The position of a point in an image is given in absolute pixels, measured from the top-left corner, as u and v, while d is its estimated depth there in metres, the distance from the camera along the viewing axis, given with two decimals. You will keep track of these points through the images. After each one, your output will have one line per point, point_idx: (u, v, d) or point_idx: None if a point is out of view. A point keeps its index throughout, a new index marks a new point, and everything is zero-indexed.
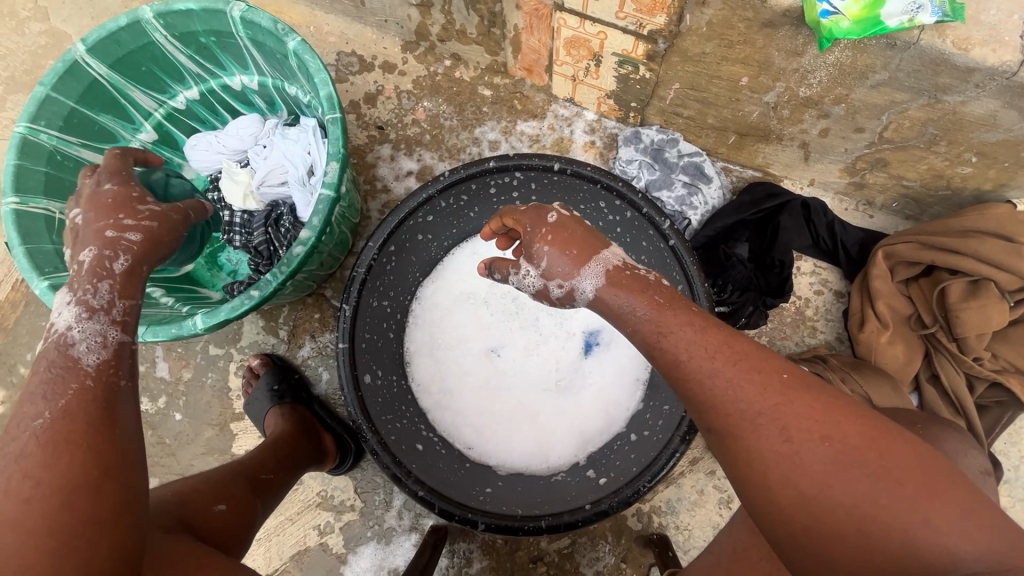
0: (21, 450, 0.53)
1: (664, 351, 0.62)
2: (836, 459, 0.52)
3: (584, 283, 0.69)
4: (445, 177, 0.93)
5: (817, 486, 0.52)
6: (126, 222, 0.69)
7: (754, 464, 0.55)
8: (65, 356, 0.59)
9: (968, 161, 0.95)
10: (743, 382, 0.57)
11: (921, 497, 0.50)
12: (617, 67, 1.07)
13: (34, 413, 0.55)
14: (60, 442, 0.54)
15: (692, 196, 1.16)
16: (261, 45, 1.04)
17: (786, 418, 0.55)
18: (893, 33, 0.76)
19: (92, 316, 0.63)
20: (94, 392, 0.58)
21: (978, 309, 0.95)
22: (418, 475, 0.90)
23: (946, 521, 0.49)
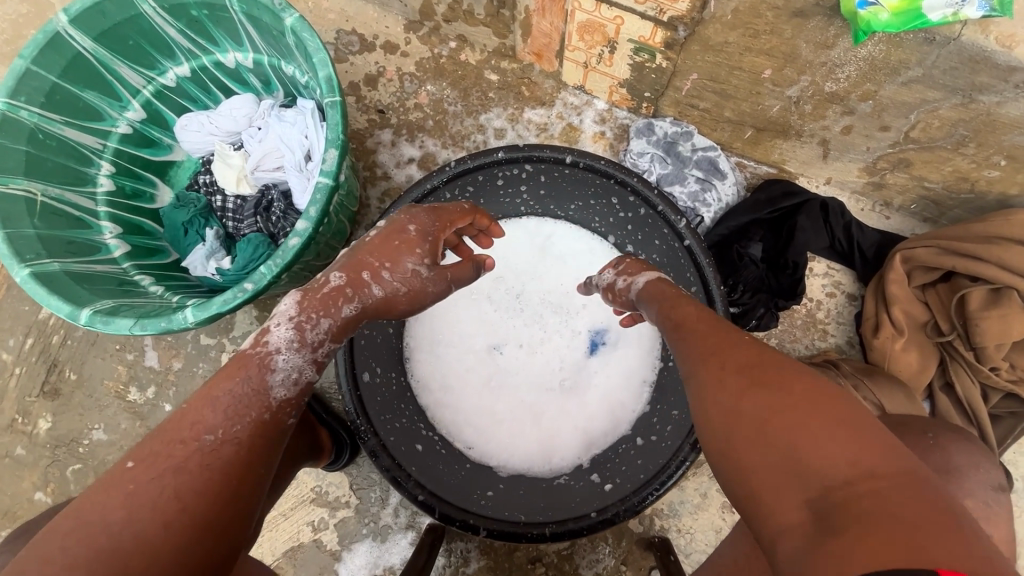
0: (183, 464, 0.52)
1: (667, 318, 0.70)
2: (751, 384, 0.55)
3: (639, 279, 0.80)
4: (452, 167, 0.89)
5: (736, 401, 0.55)
6: (386, 276, 0.73)
7: (697, 389, 0.59)
8: (262, 365, 0.62)
9: (996, 165, 0.91)
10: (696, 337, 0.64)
11: (817, 423, 0.50)
12: (632, 54, 1.02)
13: (208, 425, 0.55)
14: (218, 475, 0.53)
15: (705, 192, 1.12)
16: (256, 20, 0.98)
17: (719, 357, 0.59)
18: (933, 28, 0.71)
19: (301, 351, 0.65)
20: (265, 428, 0.58)
21: (998, 318, 0.92)
22: (418, 478, 0.86)
23: (835, 437, 0.49)
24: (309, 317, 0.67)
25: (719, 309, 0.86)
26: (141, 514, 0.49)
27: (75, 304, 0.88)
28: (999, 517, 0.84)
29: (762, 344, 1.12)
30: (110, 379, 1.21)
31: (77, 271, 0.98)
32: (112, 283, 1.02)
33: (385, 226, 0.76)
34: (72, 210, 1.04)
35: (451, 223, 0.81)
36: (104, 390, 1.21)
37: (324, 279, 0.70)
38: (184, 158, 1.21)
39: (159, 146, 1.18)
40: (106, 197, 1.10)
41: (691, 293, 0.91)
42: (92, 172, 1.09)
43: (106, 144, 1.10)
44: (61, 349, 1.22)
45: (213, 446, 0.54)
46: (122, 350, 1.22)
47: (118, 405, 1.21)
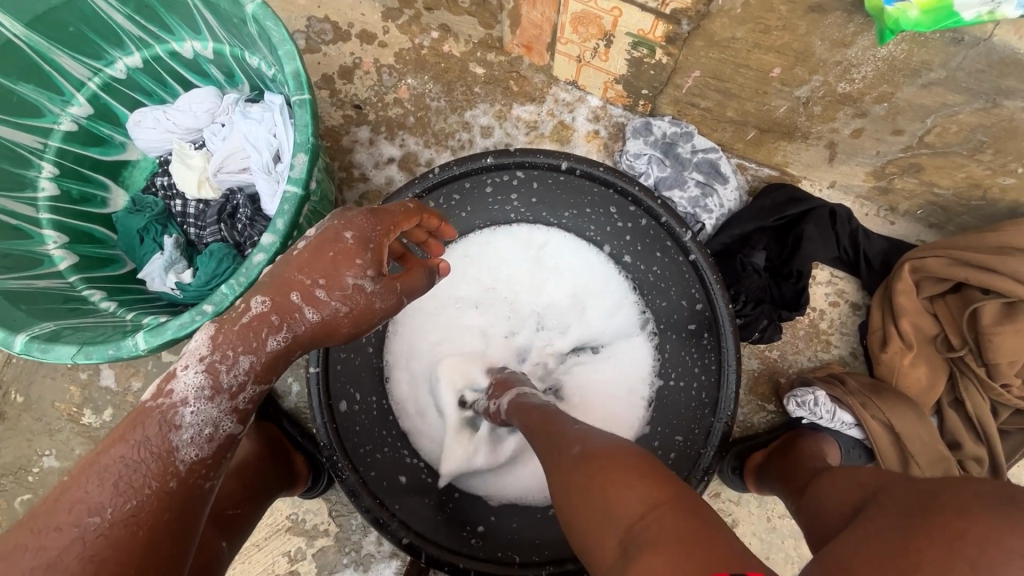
0: (59, 558, 0.43)
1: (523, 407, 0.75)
2: (565, 459, 0.58)
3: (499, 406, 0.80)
4: (435, 174, 0.81)
5: (558, 474, 0.58)
6: (319, 295, 0.59)
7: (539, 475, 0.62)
8: (161, 421, 0.51)
9: (1012, 172, 0.87)
10: (530, 424, 0.69)
11: (606, 470, 0.52)
12: (630, 49, 0.95)
13: (92, 505, 0.45)
14: (104, 566, 0.44)
15: (706, 197, 1.05)
16: (213, 6, 0.87)
17: (544, 440, 0.64)
18: (964, 28, 0.65)
19: (214, 400, 0.53)
20: (171, 499, 0.49)
21: (1013, 332, 0.88)
22: (404, 517, 0.79)
23: (620, 478, 0.51)
24: (224, 357, 0.55)
25: (728, 328, 0.80)
26: None
27: (9, 328, 0.78)
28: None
29: (764, 357, 1.07)
30: (62, 401, 1.11)
31: (14, 287, 0.87)
32: (56, 301, 0.91)
33: (317, 233, 0.61)
34: (9, 217, 0.93)
35: (396, 226, 0.65)
36: (55, 413, 1.11)
37: (243, 304, 0.58)
38: (139, 157, 1.10)
39: (110, 144, 1.07)
40: (48, 202, 0.99)
41: (696, 310, 0.85)
42: (32, 174, 0.97)
43: (47, 143, 0.99)
44: (5, 367, 1.11)
45: (98, 533, 0.45)
46: (75, 369, 1.12)
47: (70, 429, 1.10)
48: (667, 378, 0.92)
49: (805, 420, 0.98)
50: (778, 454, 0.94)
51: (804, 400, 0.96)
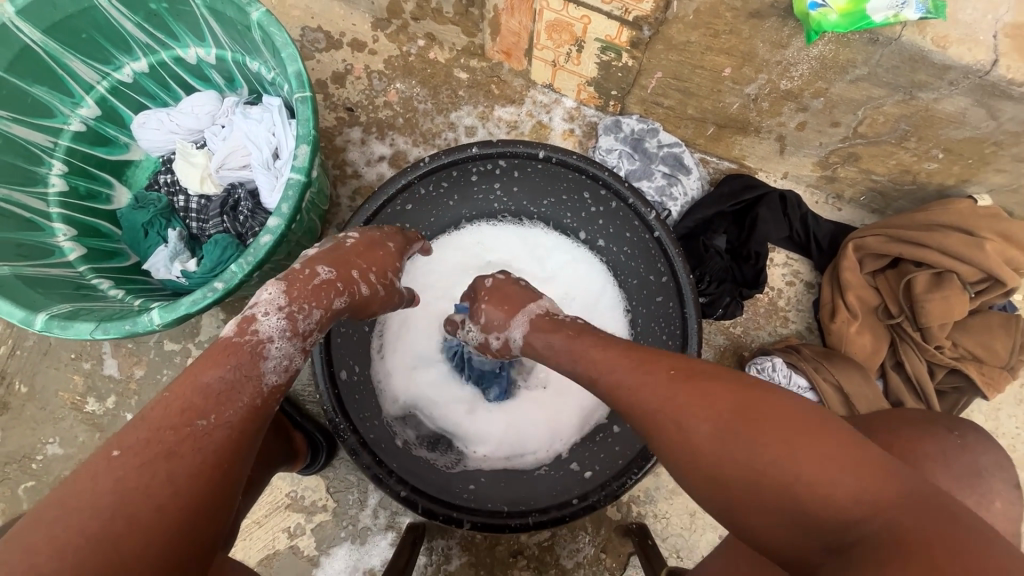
0: (175, 449, 0.54)
1: (580, 368, 0.69)
2: (727, 436, 0.54)
3: (515, 334, 0.79)
4: (426, 163, 0.89)
5: (711, 461, 0.54)
6: (374, 279, 0.79)
7: (665, 454, 0.58)
8: (253, 353, 0.64)
9: (935, 157, 0.98)
10: (637, 382, 0.62)
11: (798, 463, 0.50)
12: (599, 53, 1.05)
13: (200, 411, 0.57)
14: (214, 459, 0.56)
15: (672, 186, 1.16)
16: (220, 14, 0.96)
17: (671, 402, 0.58)
18: (877, 29, 0.77)
19: (293, 340, 0.68)
20: (256, 413, 0.61)
21: (941, 299, 0.99)
22: (401, 473, 0.85)
23: (817, 469, 0.50)
24: (302, 308, 0.70)
25: (690, 298, 0.89)
26: (133, 498, 0.51)
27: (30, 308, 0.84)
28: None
29: (728, 332, 1.17)
30: (65, 390, 1.15)
31: (29, 274, 0.93)
32: (68, 287, 0.97)
33: (365, 236, 0.82)
34: (22, 210, 0.99)
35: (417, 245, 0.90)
36: (59, 402, 1.15)
37: (312, 271, 0.73)
38: (142, 157, 1.16)
39: (115, 145, 1.13)
40: (58, 197, 1.05)
41: (663, 283, 0.93)
42: (43, 171, 1.03)
43: (57, 142, 1.05)
44: (9, 359, 1.16)
45: (207, 433, 0.56)
46: (78, 359, 1.16)
47: (74, 417, 1.15)
48: None
49: None
50: None
51: (763, 366, 1.07)
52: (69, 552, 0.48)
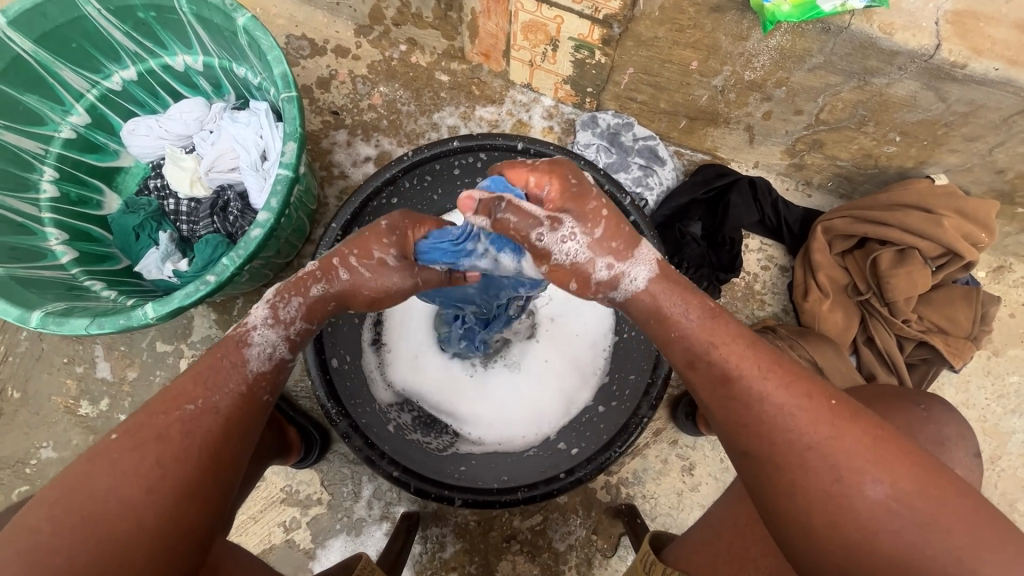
0: (163, 431, 0.58)
1: (712, 364, 0.62)
2: (901, 505, 0.55)
3: (637, 270, 0.63)
4: (410, 157, 0.93)
5: (868, 527, 0.55)
6: (352, 261, 0.67)
7: (807, 503, 0.57)
8: (237, 343, 0.63)
9: (892, 141, 1.04)
10: (795, 410, 0.59)
11: (962, 548, 0.54)
12: (573, 52, 1.10)
13: (189, 396, 0.59)
14: (198, 441, 0.58)
15: (648, 177, 1.21)
16: (207, 22, 0.99)
17: (845, 450, 0.57)
18: (828, 18, 0.82)
19: (273, 327, 0.65)
20: (243, 401, 0.62)
21: (905, 274, 1.04)
22: (393, 455, 0.88)
23: (978, 558, 0.53)
24: (281, 295, 0.66)
25: None
26: (124, 478, 0.55)
27: (25, 307, 0.86)
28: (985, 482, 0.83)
29: None
30: (58, 395, 1.17)
31: (23, 275, 0.95)
32: (61, 289, 1.00)
33: None
34: (15, 216, 1.01)
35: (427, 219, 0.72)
36: (52, 406, 1.17)
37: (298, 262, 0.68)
38: (132, 163, 1.19)
39: (105, 152, 1.16)
40: (50, 203, 1.07)
41: None
42: (34, 178, 1.06)
43: (49, 149, 1.08)
44: (2, 366, 1.17)
45: (193, 417, 0.58)
46: (71, 364, 1.18)
47: (68, 421, 1.16)
48: (621, 332, 1.02)
49: None
50: None
51: None
52: (61, 532, 0.53)
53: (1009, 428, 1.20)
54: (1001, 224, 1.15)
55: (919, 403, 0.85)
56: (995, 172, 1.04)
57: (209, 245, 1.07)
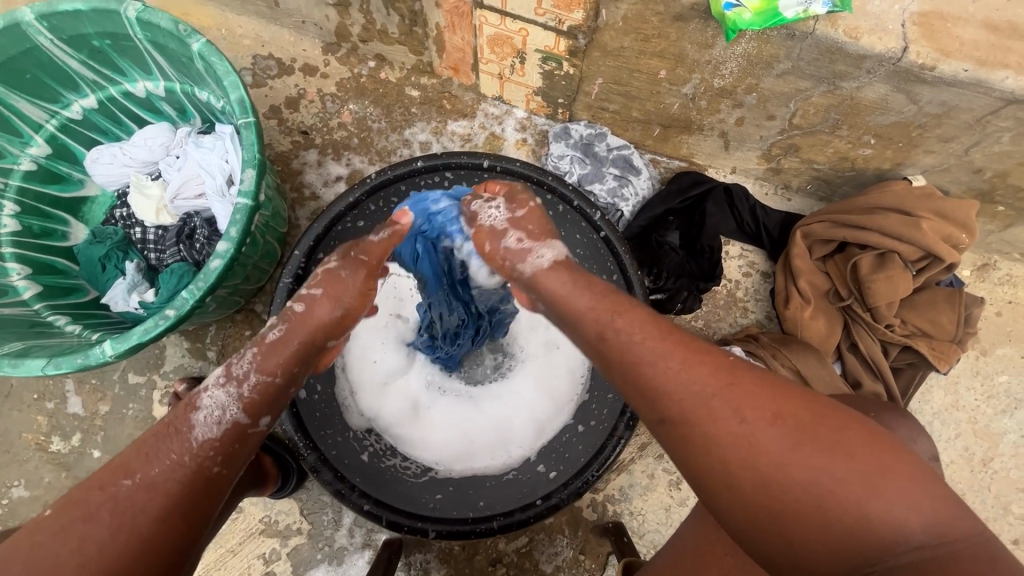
0: (93, 509, 0.55)
1: (613, 340, 0.61)
2: (802, 437, 0.53)
3: (542, 250, 0.70)
4: (372, 179, 0.92)
5: (779, 469, 0.52)
6: (304, 291, 0.69)
7: (716, 453, 0.54)
8: (185, 410, 0.62)
9: (868, 143, 1.02)
10: (695, 365, 0.57)
11: (869, 475, 0.51)
12: (541, 64, 1.08)
13: (128, 468, 0.58)
14: (126, 521, 0.55)
15: (623, 188, 1.19)
16: (163, 48, 0.98)
17: (744, 396, 0.55)
18: (791, 24, 0.80)
19: (224, 385, 0.62)
20: (186, 474, 0.59)
21: (885, 279, 1.02)
22: (364, 488, 0.87)
23: (886, 487, 0.51)
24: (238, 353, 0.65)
25: (637, 292, 0.90)
26: (45, 563, 0.53)
27: None
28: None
29: (690, 326, 1.19)
30: (29, 431, 1.14)
31: None
32: (22, 326, 0.98)
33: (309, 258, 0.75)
34: None
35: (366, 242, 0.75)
36: (23, 443, 1.14)
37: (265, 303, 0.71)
38: (98, 192, 1.17)
39: (69, 182, 1.14)
40: (11, 237, 1.05)
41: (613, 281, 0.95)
42: None
43: (8, 182, 1.06)
44: None
45: (125, 492, 0.56)
46: (41, 400, 1.15)
47: (39, 458, 1.14)
48: None
49: None
50: None
51: None
52: None
53: (999, 429, 1.18)
54: (983, 223, 1.13)
55: (869, 411, 0.88)
56: (973, 172, 1.02)
57: (174, 274, 1.05)
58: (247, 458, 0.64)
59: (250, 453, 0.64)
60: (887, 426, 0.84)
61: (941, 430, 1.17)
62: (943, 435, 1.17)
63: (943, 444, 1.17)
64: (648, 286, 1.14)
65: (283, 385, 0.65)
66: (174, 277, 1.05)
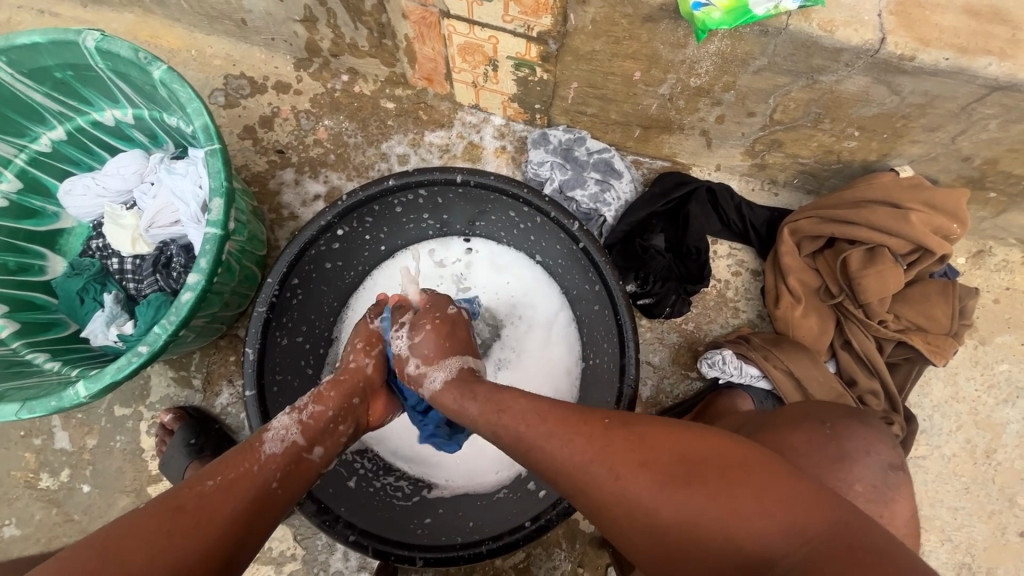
0: (179, 501, 0.56)
1: (507, 430, 0.63)
2: (664, 480, 0.54)
3: (436, 373, 0.73)
4: (344, 201, 0.88)
5: (653, 515, 0.54)
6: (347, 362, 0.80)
7: (603, 511, 0.57)
8: (257, 432, 0.67)
9: (852, 136, 0.99)
10: (571, 437, 0.59)
11: (732, 498, 0.52)
12: (514, 70, 1.06)
13: (208, 472, 0.60)
14: (207, 515, 0.56)
15: (605, 193, 1.16)
16: (126, 76, 0.96)
17: (613, 456, 0.56)
18: (763, 20, 0.78)
19: (288, 411, 0.70)
20: (258, 484, 0.61)
21: (876, 274, 1.00)
22: (349, 518, 0.84)
23: (746, 508, 0.51)
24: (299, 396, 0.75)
25: (620, 300, 0.87)
26: (130, 547, 0.52)
27: None
28: (896, 495, 0.78)
29: (681, 330, 1.17)
30: (18, 469, 1.13)
31: None
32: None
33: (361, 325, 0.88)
34: None
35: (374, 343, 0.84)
36: (12, 481, 1.13)
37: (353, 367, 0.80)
38: (74, 224, 1.15)
39: (43, 215, 1.12)
40: None
41: (597, 291, 0.92)
42: None
43: None
44: None
45: (208, 489, 0.58)
46: (27, 436, 1.14)
47: (29, 495, 1.13)
48: (588, 359, 1.00)
49: (719, 380, 1.07)
50: (701, 419, 1.05)
51: (713, 360, 1.07)
52: None
53: (1002, 419, 1.15)
54: (975, 210, 1.10)
55: (825, 420, 0.84)
56: (962, 160, 0.99)
57: (153, 305, 1.04)
58: (304, 485, 0.67)
59: (305, 478, 0.67)
60: (873, 437, 0.81)
61: (942, 423, 1.15)
62: (944, 429, 1.14)
63: (944, 438, 1.14)
64: (635, 291, 1.12)
65: (332, 420, 0.72)
66: (153, 310, 1.04)
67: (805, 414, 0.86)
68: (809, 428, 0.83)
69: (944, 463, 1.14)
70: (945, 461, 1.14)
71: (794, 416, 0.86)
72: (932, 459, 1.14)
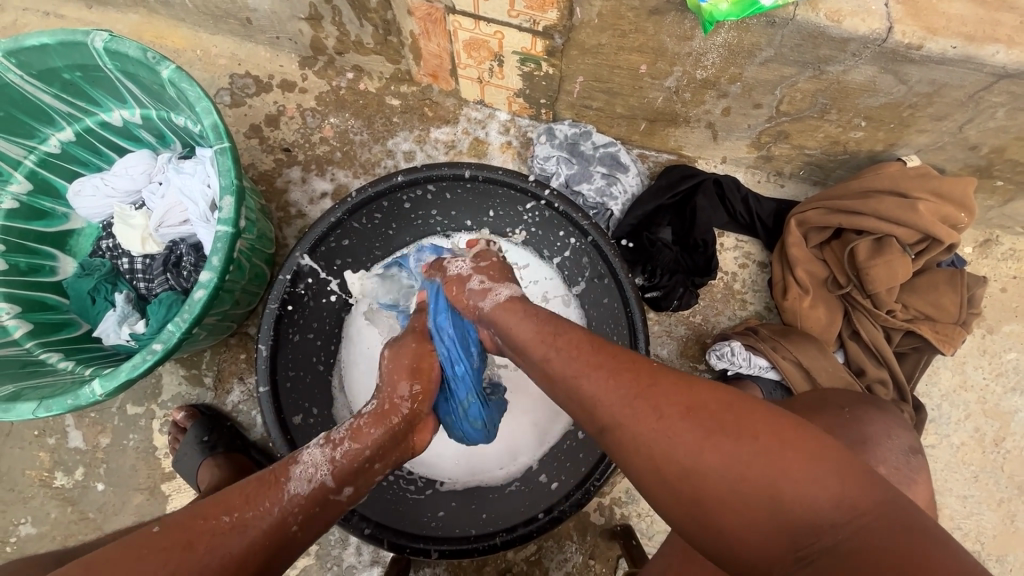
0: (191, 537, 0.55)
1: (547, 366, 0.66)
2: (710, 427, 0.53)
3: (502, 288, 0.78)
4: (353, 198, 0.89)
5: (693, 462, 0.53)
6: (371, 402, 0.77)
7: (639, 455, 0.56)
8: (286, 464, 0.65)
9: (859, 126, 0.99)
10: (617, 375, 0.59)
11: (779, 454, 0.51)
12: (520, 66, 1.06)
13: (228, 505, 0.59)
14: (216, 556, 0.55)
15: (611, 186, 1.17)
16: (134, 76, 0.97)
17: (659, 397, 0.56)
18: (770, 11, 0.78)
19: (322, 446, 0.68)
20: (274, 526, 0.60)
21: (884, 264, 1.00)
22: (364, 510, 0.85)
23: (795, 466, 0.50)
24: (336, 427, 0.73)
25: (630, 293, 0.87)
26: None
27: None
28: (917, 476, 0.78)
29: (689, 322, 1.17)
30: (32, 468, 1.14)
31: None
32: (14, 368, 0.98)
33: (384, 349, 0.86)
34: None
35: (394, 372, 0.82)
36: (27, 480, 1.14)
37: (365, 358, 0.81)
38: (83, 224, 1.16)
39: (53, 217, 1.13)
40: None
41: (607, 284, 0.93)
42: None
43: None
44: None
45: (223, 528, 0.57)
46: (41, 436, 1.15)
47: (44, 494, 1.14)
48: None
49: (728, 372, 1.08)
50: None
51: (722, 352, 1.07)
52: None
53: (1010, 407, 1.15)
54: (982, 198, 1.10)
55: (842, 406, 0.84)
56: (968, 149, 0.99)
57: (164, 305, 1.05)
58: (324, 526, 0.65)
59: (325, 521, 0.65)
60: (885, 427, 0.82)
61: (951, 412, 1.15)
62: (953, 418, 1.15)
63: (953, 427, 1.15)
64: (643, 285, 1.12)
65: (366, 462, 0.70)
66: (164, 309, 1.05)
67: (820, 402, 0.86)
68: (828, 414, 0.83)
69: (953, 452, 1.14)
70: (954, 450, 1.14)
71: (807, 405, 0.86)
72: (941, 448, 1.15)
